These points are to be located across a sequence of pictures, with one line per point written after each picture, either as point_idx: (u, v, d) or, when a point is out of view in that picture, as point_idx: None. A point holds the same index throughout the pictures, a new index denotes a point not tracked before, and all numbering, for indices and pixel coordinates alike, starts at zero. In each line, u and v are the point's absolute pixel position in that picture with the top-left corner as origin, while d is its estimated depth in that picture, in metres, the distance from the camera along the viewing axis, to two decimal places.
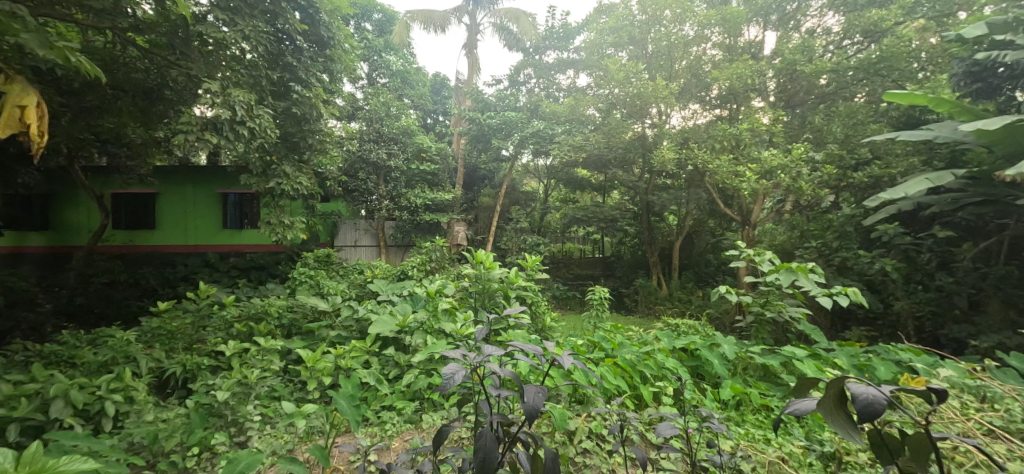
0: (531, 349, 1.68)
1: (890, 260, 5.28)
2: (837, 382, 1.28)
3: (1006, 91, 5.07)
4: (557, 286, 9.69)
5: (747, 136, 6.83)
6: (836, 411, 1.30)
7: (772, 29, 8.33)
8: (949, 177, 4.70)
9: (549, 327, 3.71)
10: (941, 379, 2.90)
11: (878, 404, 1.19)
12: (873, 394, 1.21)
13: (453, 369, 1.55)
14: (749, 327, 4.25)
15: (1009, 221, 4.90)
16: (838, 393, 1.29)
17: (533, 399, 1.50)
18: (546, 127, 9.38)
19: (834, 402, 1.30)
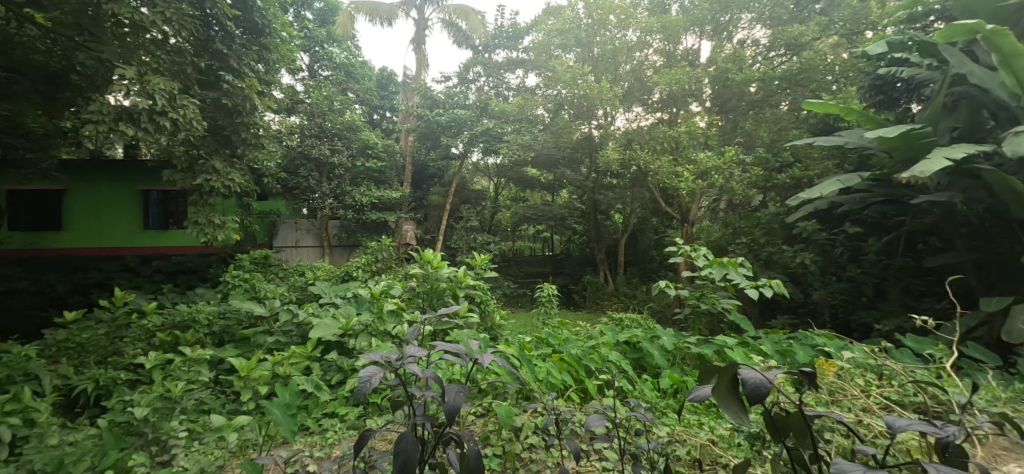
0: (452, 348, 1.64)
1: (810, 254, 5.71)
2: (729, 368, 1.30)
3: (904, 104, 5.68)
4: (508, 284, 9.68)
5: (686, 138, 7.12)
6: (728, 395, 1.32)
7: (707, 38, 8.64)
8: (857, 180, 4.96)
9: (499, 326, 3.67)
10: (848, 360, 3.14)
11: (767, 387, 1.20)
12: (757, 377, 1.24)
13: (370, 372, 1.50)
14: (687, 319, 4.43)
15: (907, 217, 5.42)
16: (729, 378, 1.31)
17: (455, 398, 1.45)
18: (495, 126, 9.32)
19: (726, 386, 1.32)
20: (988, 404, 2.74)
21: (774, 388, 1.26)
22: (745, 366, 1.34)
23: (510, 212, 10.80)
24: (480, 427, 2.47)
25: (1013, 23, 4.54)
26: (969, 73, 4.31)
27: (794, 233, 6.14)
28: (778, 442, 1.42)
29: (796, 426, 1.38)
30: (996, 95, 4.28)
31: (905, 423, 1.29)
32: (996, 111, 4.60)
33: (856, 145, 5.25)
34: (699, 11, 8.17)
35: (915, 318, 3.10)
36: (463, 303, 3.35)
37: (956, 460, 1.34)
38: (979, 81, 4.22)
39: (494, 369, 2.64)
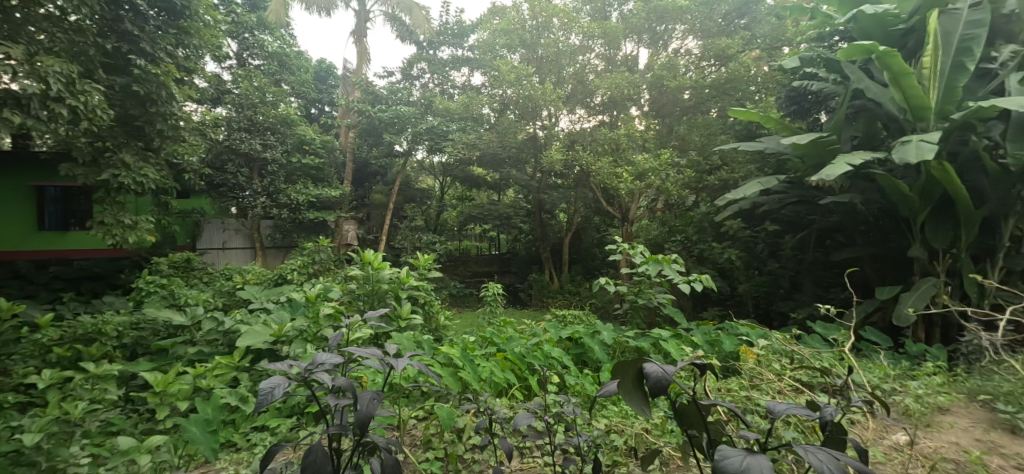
0: (367, 352, 1.51)
1: (736, 251, 6.06)
2: (632, 361, 1.23)
3: (814, 114, 6.33)
4: (455, 285, 9.58)
5: (625, 141, 7.35)
6: (633, 389, 1.28)
7: (645, 46, 8.87)
8: (775, 182, 5.21)
9: (444, 326, 3.58)
10: (768, 347, 3.33)
11: (667, 379, 1.14)
12: (661, 367, 1.19)
13: (272, 383, 1.35)
14: (626, 314, 4.55)
15: (818, 216, 5.87)
16: (635, 372, 1.25)
17: (368, 406, 1.35)
18: (439, 124, 9.17)
19: (631, 380, 1.27)
20: (879, 380, 2.98)
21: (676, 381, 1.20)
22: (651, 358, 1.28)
23: (456, 212, 10.69)
24: (422, 431, 2.38)
25: (899, 46, 5.03)
26: (866, 89, 4.72)
27: (722, 230, 6.51)
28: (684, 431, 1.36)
29: (692, 416, 1.33)
30: (889, 109, 4.68)
31: (784, 407, 1.26)
32: (888, 123, 5.02)
33: (775, 151, 5.57)
34: (636, 20, 8.38)
35: (824, 305, 3.61)
36: (406, 305, 3.22)
37: (837, 438, 1.38)
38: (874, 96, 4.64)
39: (435, 369, 2.54)
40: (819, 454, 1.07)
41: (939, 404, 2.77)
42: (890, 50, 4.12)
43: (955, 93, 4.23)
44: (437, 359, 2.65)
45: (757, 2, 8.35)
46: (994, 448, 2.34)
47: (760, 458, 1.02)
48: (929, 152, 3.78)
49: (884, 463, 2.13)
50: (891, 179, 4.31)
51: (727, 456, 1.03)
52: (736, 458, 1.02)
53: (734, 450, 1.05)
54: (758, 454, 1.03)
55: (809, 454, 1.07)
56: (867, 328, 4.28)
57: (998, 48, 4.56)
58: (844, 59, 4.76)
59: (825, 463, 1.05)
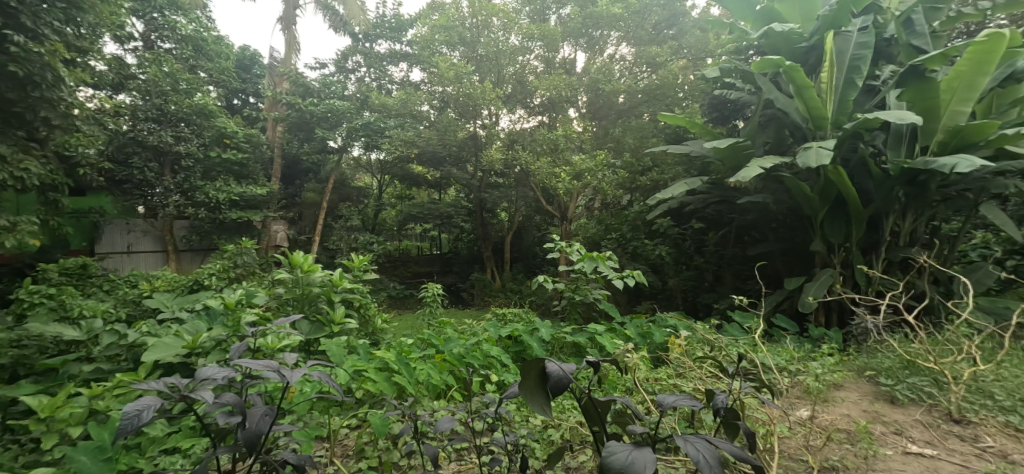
0: (258, 366, 1.39)
1: (665, 248, 6.34)
2: (534, 361, 1.20)
3: (734, 121, 6.98)
4: (394, 286, 9.32)
5: (563, 141, 7.52)
6: (536, 390, 1.23)
7: (582, 50, 9.08)
8: (699, 184, 5.46)
9: (380, 329, 3.44)
10: (694, 339, 3.50)
11: (567, 379, 1.16)
12: (564, 369, 1.20)
13: (140, 406, 1.32)
14: (564, 310, 4.62)
15: (737, 215, 6.26)
16: (537, 372, 1.21)
17: (258, 423, 1.32)
18: (376, 120, 8.61)
19: (534, 381, 1.22)
20: (785, 362, 3.20)
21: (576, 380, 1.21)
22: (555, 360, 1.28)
23: (396, 211, 10.42)
24: (355, 440, 2.25)
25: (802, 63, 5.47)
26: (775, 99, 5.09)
27: (653, 228, 6.80)
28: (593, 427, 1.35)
29: (590, 412, 1.34)
30: (794, 118, 5.08)
31: (672, 400, 1.33)
32: (794, 131, 5.43)
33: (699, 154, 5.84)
34: (574, 24, 8.55)
35: (742, 296, 3.83)
36: (341, 310, 3.03)
37: (731, 420, 1.50)
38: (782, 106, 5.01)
39: (368, 373, 2.42)
40: (697, 443, 1.09)
41: (834, 381, 2.99)
42: (795, 65, 4.50)
43: (847, 106, 4.67)
44: (373, 364, 2.53)
45: (685, 15, 8.76)
46: (878, 417, 2.54)
47: (645, 452, 1.03)
48: (826, 158, 4.12)
49: (785, 438, 2.27)
50: (797, 181, 4.67)
51: (614, 452, 1.03)
52: (622, 453, 1.02)
53: (621, 446, 1.05)
54: (644, 448, 1.04)
55: (688, 444, 1.08)
56: (779, 316, 4.61)
57: (881, 67, 5.12)
58: (756, 71, 5.12)
59: (701, 452, 1.06)
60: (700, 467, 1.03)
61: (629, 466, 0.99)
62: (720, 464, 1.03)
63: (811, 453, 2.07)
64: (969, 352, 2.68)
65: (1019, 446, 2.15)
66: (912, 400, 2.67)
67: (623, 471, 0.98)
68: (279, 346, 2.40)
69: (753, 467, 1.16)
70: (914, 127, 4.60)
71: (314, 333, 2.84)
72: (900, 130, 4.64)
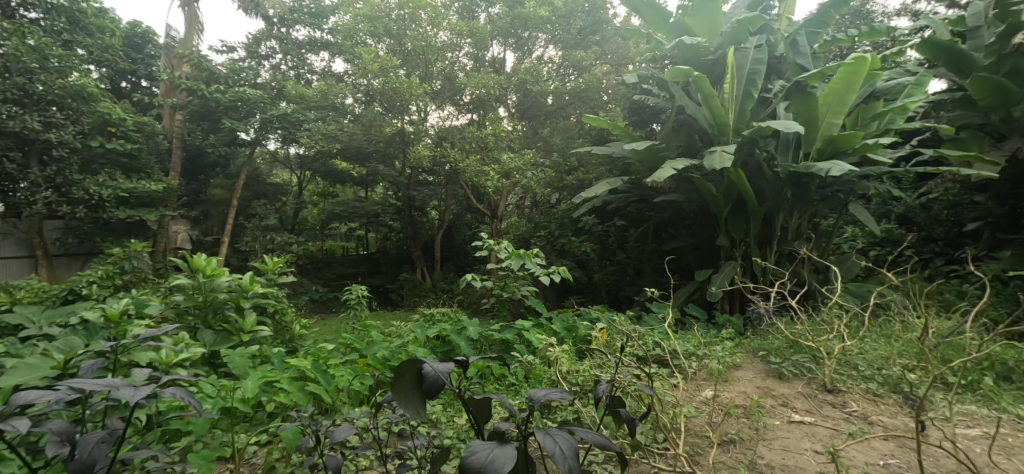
0: (89, 387, 1.23)
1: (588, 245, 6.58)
2: (412, 361, 1.20)
3: (651, 124, 7.56)
4: (316, 289, 8.86)
5: (490, 140, 7.58)
6: (412, 391, 1.24)
7: (511, 50, 9.20)
8: (620, 184, 5.72)
9: (299, 336, 3.25)
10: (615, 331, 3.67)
11: (442, 379, 1.18)
12: (441, 368, 1.21)
13: None
14: (493, 307, 4.65)
15: (654, 212, 6.68)
16: (413, 373, 1.22)
17: (90, 454, 1.20)
18: (294, 112, 8.06)
19: (410, 382, 1.23)
20: (693, 348, 3.47)
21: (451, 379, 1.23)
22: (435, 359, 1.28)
23: (318, 209, 9.94)
24: (264, 459, 2.09)
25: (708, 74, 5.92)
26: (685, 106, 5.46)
27: (578, 226, 7.07)
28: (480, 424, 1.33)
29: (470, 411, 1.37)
30: (702, 124, 5.48)
31: (542, 393, 1.37)
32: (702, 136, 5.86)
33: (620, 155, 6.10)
34: (502, 23, 8.65)
35: (656, 289, 4.09)
36: (251, 316, 2.81)
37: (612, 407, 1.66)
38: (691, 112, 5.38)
39: (280, 384, 2.28)
40: (557, 436, 1.14)
41: (734, 363, 3.28)
42: (702, 76, 4.87)
43: (745, 115, 5.13)
44: (286, 373, 2.40)
45: (608, 22, 9.12)
46: (768, 391, 2.83)
47: (506, 449, 1.07)
48: (727, 161, 4.49)
49: (688, 418, 2.46)
50: (704, 183, 5.06)
51: (475, 451, 1.05)
52: (482, 453, 1.05)
53: (484, 444, 1.08)
54: (506, 445, 1.08)
55: (548, 437, 1.12)
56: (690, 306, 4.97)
57: (773, 81, 5.67)
58: (668, 79, 5.46)
59: (560, 444, 1.11)
60: (557, 461, 1.06)
61: (487, 465, 1.01)
62: (574, 454, 1.09)
63: (711, 429, 2.25)
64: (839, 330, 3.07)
65: (876, 408, 2.50)
66: (795, 374, 3.01)
67: (481, 469, 1.01)
68: (176, 360, 2.19)
69: (612, 453, 1.24)
70: (800, 135, 5.14)
71: (219, 344, 2.62)
72: (788, 138, 5.17)
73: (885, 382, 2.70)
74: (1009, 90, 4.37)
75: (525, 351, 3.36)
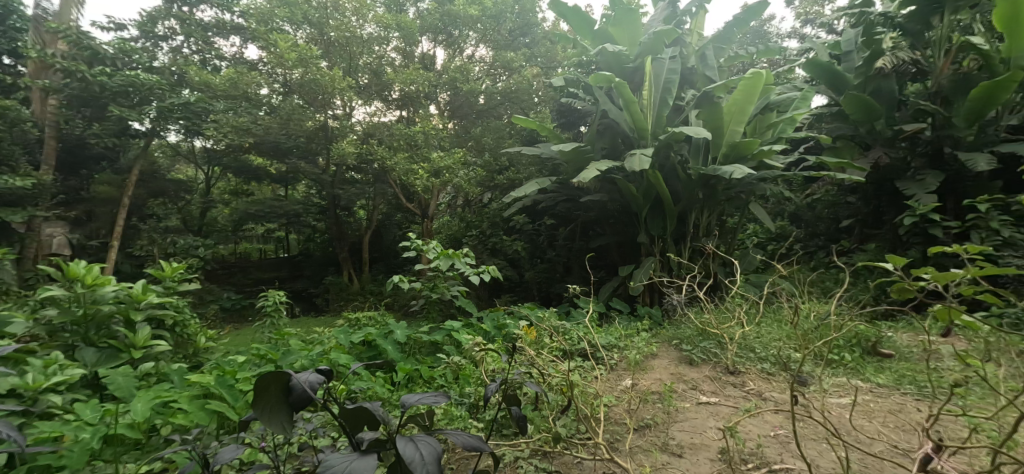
0: None
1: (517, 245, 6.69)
2: (276, 375, 1.22)
3: (579, 126, 7.84)
4: (228, 296, 8.20)
5: (420, 138, 7.45)
6: (279, 404, 1.24)
7: (441, 47, 9.12)
8: (549, 184, 5.86)
9: (206, 348, 3.00)
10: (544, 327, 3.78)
11: (312, 391, 1.23)
12: (311, 380, 1.26)
13: None
14: (423, 308, 4.62)
15: (581, 212, 6.96)
16: (279, 385, 1.23)
17: None
18: (199, 101, 7.29)
19: (276, 395, 1.24)
20: (614, 340, 3.66)
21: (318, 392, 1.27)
22: (303, 372, 1.29)
23: (229, 209, 9.30)
24: None
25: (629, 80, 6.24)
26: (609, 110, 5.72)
27: (509, 226, 7.19)
28: (352, 428, 1.40)
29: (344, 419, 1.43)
30: (623, 128, 5.77)
31: (414, 399, 1.41)
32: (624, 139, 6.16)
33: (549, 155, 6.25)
34: (432, 19, 8.56)
35: (579, 285, 4.26)
36: (144, 329, 2.55)
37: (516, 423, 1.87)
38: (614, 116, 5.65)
39: (177, 405, 2.09)
40: (421, 443, 1.19)
41: (651, 352, 3.52)
42: (623, 82, 5.15)
43: (661, 120, 5.48)
44: (186, 391, 2.22)
45: (537, 26, 9.29)
46: (680, 377, 3.06)
47: (365, 461, 1.15)
48: (645, 164, 4.77)
49: (608, 406, 2.60)
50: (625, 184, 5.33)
51: (331, 466, 1.14)
52: (338, 467, 1.13)
53: (340, 459, 1.16)
54: (366, 458, 1.16)
55: (410, 446, 1.17)
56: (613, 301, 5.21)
57: (686, 90, 6.10)
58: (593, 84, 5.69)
59: (421, 451, 1.17)
60: (415, 466, 1.12)
61: None
62: (434, 460, 1.14)
63: (628, 416, 2.41)
64: (740, 318, 3.39)
65: (769, 385, 2.80)
66: (704, 360, 3.29)
67: None
68: (44, 386, 1.94)
69: (484, 452, 1.34)
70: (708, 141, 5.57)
71: (103, 364, 2.34)
72: (698, 144, 5.59)
73: (777, 362, 3.03)
74: (874, 107, 5.05)
75: (454, 352, 3.37)
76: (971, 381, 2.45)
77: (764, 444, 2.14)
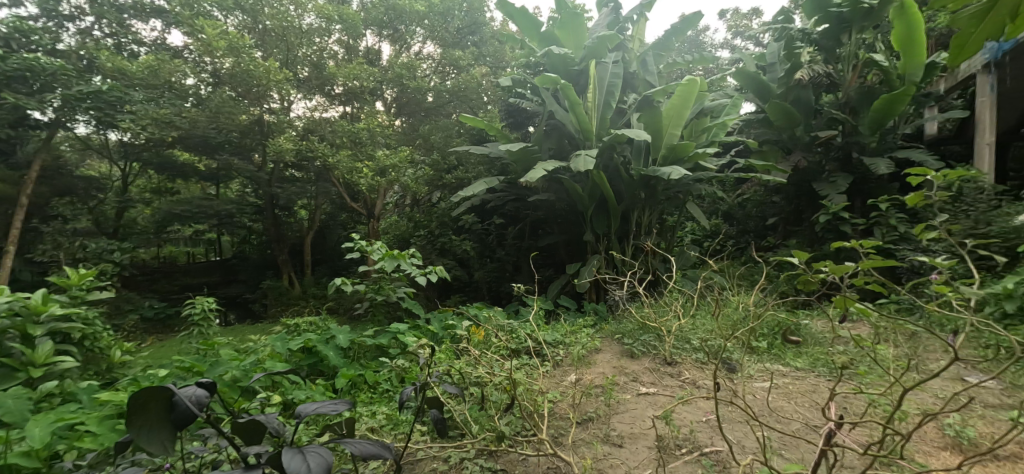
0: None
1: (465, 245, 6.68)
2: (156, 390, 1.14)
3: (527, 127, 7.93)
4: (151, 304, 7.62)
5: (364, 135, 7.26)
6: (161, 423, 1.16)
7: (386, 42, 8.94)
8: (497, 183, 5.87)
9: (124, 361, 2.77)
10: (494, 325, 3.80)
11: (198, 404, 1.18)
12: (197, 395, 1.20)
13: None
14: (368, 310, 4.51)
15: (529, 211, 7.03)
16: (160, 402, 1.16)
17: None
18: (114, 89, 6.67)
19: (158, 412, 1.16)
20: (560, 337, 3.74)
21: (203, 404, 1.20)
22: (187, 387, 1.21)
23: (151, 209, 8.52)
24: None
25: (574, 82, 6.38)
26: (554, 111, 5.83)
27: (457, 226, 7.15)
28: (249, 443, 1.34)
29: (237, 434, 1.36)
30: (569, 129, 5.88)
31: (311, 409, 1.37)
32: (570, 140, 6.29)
33: (497, 155, 6.26)
34: (377, 13, 8.37)
35: (525, 283, 4.30)
36: (47, 345, 2.32)
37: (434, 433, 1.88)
38: (560, 117, 5.75)
39: (85, 427, 1.92)
40: (312, 453, 1.17)
41: (595, 347, 3.63)
42: (568, 85, 5.26)
43: (605, 123, 5.64)
44: (95, 410, 2.04)
45: (485, 25, 9.29)
46: (622, 370, 3.17)
47: None
48: (589, 164, 4.90)
49: (553, 401, 2.66)
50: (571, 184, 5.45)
51: None
52: None
53: None
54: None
55: (295, 458, 1.14)
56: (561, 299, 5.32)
57: (627, 94, 6.32)
58: (539, 86, 5.76)
59: (308, 463, 1.14)
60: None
61: None
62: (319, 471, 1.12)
63: (572, 410, 2.47)
64: (676, 311, 3.56)
65: (702, 374, 2.97)
66: (644, 352, 3.43)
67: None
68: None
69: (385, 459, 1.35)
70: (648, 143, 5.80)
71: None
72: (639, 146, 5.81)
73: (708, 352, 3.22)
74: (794, 114, 5.46)
75: (400, 354, 3.31)
76: (873, 362, 2.72)
77: (696, 429, 2.27)
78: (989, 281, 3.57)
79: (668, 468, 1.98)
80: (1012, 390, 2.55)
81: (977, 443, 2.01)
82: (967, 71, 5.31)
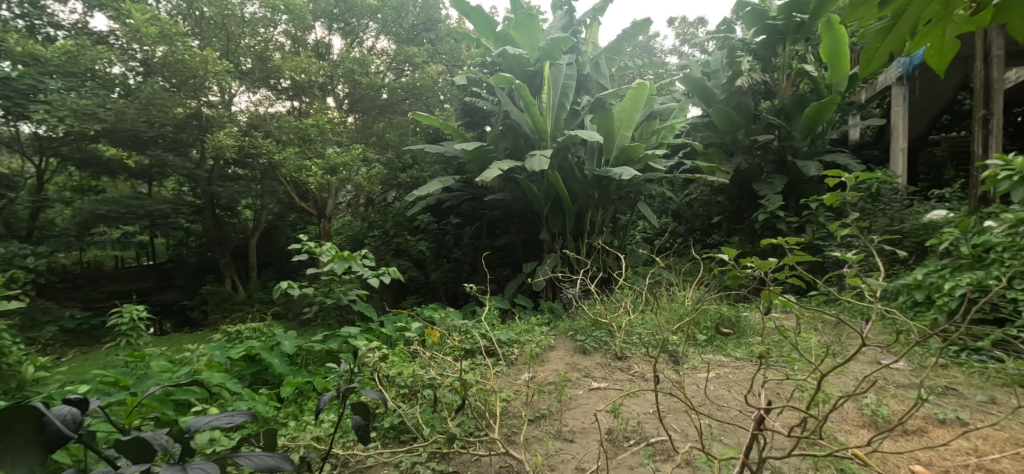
0: None
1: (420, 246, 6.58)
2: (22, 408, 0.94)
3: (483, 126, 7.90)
4: (74, 313, 7.04)
5: (313, 132, 7.01)
6: (29, 446, 0.95)
7: (337, 35, 8.69)
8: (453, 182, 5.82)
9: (41, 376, 2.55)
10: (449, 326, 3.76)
11: (73, 422, 1.00)
12: (70, 412, 1.02)
13: None
14: (318, 314, 4.36)
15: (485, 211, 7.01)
16: (24, 423, 0.95)
17: None
18: (26, 76, 6.08)
19: (25, 435, 0.96)
20: (516, 336, 3.76)
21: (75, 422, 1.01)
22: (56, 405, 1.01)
23: (71, 209, 7.61)
24: None
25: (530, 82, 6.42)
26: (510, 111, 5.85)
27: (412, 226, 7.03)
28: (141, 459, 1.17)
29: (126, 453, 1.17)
30: (524, 129, 5.92)
31: (203, 422, 1.25)
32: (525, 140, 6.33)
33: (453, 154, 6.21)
34: (327, 5, 8.10)
35: (477, 283, 4.26)
36: None
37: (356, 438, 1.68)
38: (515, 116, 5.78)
39: None
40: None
41: (549, 345, 3.67)
42: (523, 85, 5.29)
43: (559, 124, 5.71)
44: None
45: (440, 22, 9.21)
46: (574, 366, 3.23)
47: None
48: (543, 164, 4.95)
49: (504, 399, 2.67)
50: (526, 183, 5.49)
51: None
52: None
53: None
54: None
55: None
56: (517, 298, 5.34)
57: (581, 96, 6.42)
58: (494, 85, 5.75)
59: None
60: None
61: None
62: None
63: (524, 408, 2.49)
64: (626, 307, 3.66)
65: (650, 367, 3.07)
66: (595, 348, 3.51)
67: None
68: None
69: (285, 471, 1.21)
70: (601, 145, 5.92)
71: None
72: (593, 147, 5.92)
73: (656, 346, 3.34)
74: (735, 119, 5.74)
75: (350, 358, 3.22)
76: (803, 350, 2.90)
77: (643, 421, 2.34)
78: (901, 273, 3.90)
79: (615, 459, 2.05)
80: (919, 370, 2.80)
81: (890, 420, 2.19)
82: (885, 82, 5.75)
